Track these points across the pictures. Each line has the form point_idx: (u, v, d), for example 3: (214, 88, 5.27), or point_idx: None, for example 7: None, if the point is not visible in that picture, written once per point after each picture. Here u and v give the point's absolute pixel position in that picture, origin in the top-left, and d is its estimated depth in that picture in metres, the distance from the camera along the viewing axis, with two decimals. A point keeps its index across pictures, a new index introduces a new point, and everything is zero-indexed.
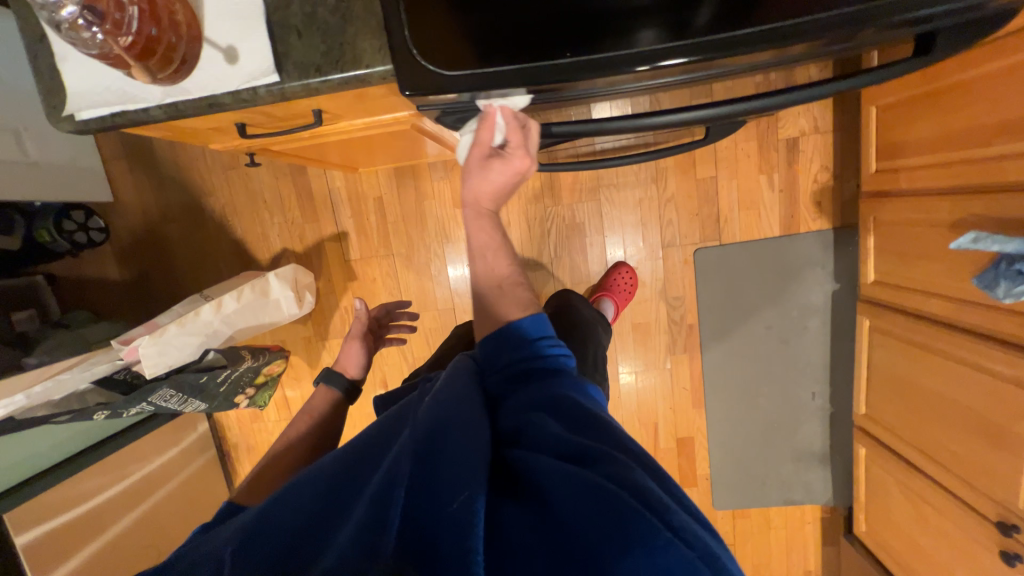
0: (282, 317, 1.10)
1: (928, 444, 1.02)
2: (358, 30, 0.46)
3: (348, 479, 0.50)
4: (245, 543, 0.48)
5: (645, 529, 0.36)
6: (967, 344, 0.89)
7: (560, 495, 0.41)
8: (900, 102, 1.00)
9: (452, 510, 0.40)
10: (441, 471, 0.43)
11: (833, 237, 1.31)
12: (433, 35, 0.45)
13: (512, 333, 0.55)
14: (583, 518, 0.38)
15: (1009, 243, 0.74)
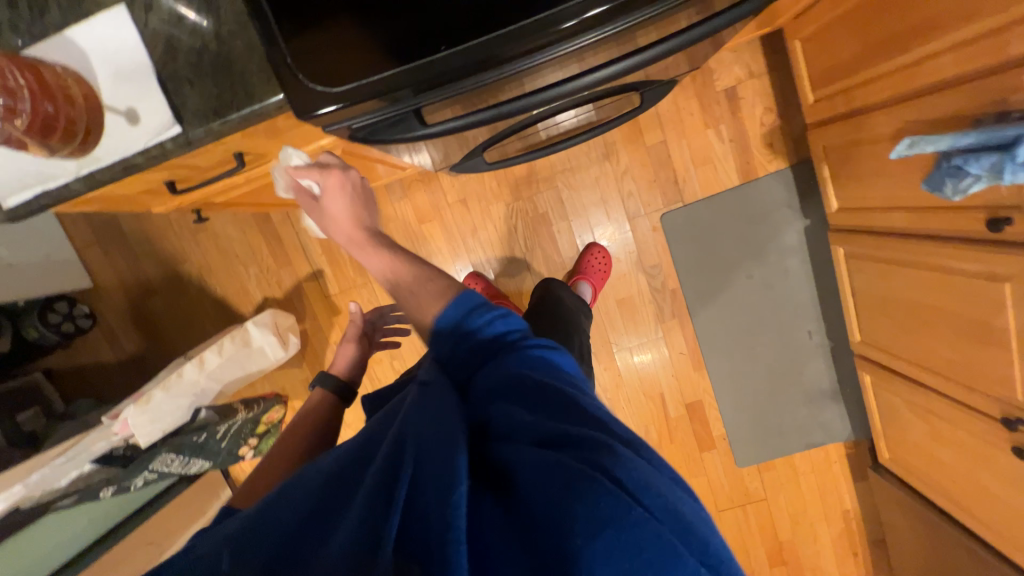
0: (268, 363, 1.12)
1: (924, 356, 1.01)
2: (247, 67, 0.48)
3: (317, 494, 0.47)
4: (223, 570, 0.45)
5: (622, 511, 0.34)
6: (933, 249, 0.89)
7: (534, 479, 0.38)
8: (819, 29, 1.01)
9: (420, 505, 0.38)
10: (417, 465, 0.40)
11: (793, 175, 1.32)
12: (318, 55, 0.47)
13: (439, 328, 0.53)
14: (553, 501, 0.36)
15: (941, 141, 0.73)
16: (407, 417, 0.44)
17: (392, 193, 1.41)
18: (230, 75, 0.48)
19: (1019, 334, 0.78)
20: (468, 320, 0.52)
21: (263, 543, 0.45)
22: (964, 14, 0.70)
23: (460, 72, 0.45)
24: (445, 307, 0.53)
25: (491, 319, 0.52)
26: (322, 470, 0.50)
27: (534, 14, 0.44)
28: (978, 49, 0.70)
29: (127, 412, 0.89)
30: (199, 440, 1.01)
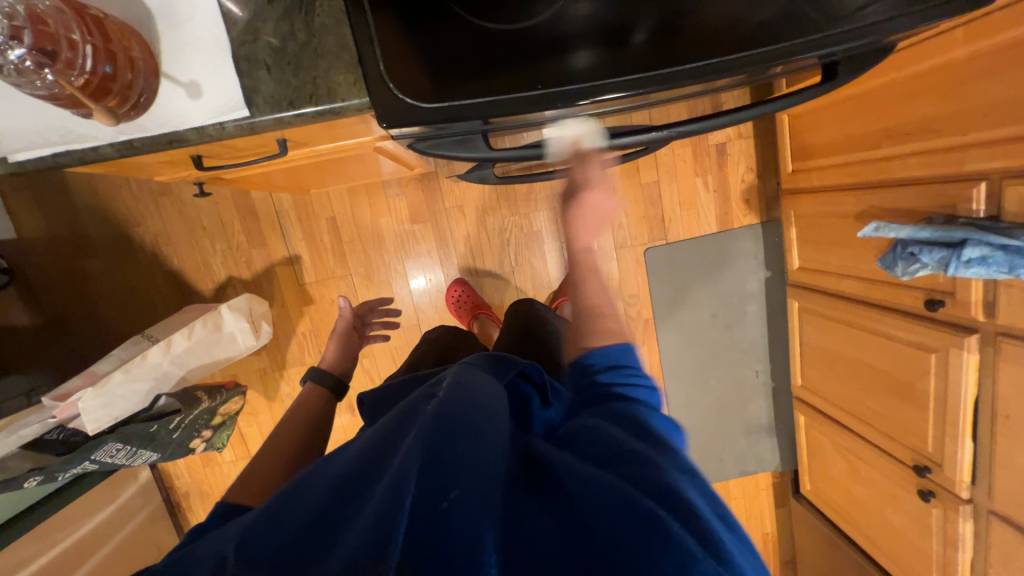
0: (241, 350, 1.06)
1: (855, 405, 1.17)
2: (328, 62, 0.46)
3: (355, 481, 0.49)
4: (252, 540, 0.44)
5: (684, 546, 0.38)
6: (877, 316, 1.04)
7: (595, 498, 0.43)
8: (807, 111, 1.15)
9: (441, 507, 0.41)
10: (469, 470, 0.44)
11: (762, 229, 1.47)
12: (408, 71, 0.47)
13: (592, 360, 0.63)
14: (604, 527, 0.41)
15: (902, 230, 0.86)
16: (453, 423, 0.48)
17: (388, 188, 1.37)
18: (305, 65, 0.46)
19: (935, 397, 0.93)
20: (619, 367, 0.62)
21: (287, 525, 0.45)
22: (931, 128, 0.84)
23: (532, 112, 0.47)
24: (613, 345, 0.64)
25: (630, 371, 0.61)
26: (347, 463, 0.52)
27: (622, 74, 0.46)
28: (938, 160, 0.84)
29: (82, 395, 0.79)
30: (152, 429, 0.92)
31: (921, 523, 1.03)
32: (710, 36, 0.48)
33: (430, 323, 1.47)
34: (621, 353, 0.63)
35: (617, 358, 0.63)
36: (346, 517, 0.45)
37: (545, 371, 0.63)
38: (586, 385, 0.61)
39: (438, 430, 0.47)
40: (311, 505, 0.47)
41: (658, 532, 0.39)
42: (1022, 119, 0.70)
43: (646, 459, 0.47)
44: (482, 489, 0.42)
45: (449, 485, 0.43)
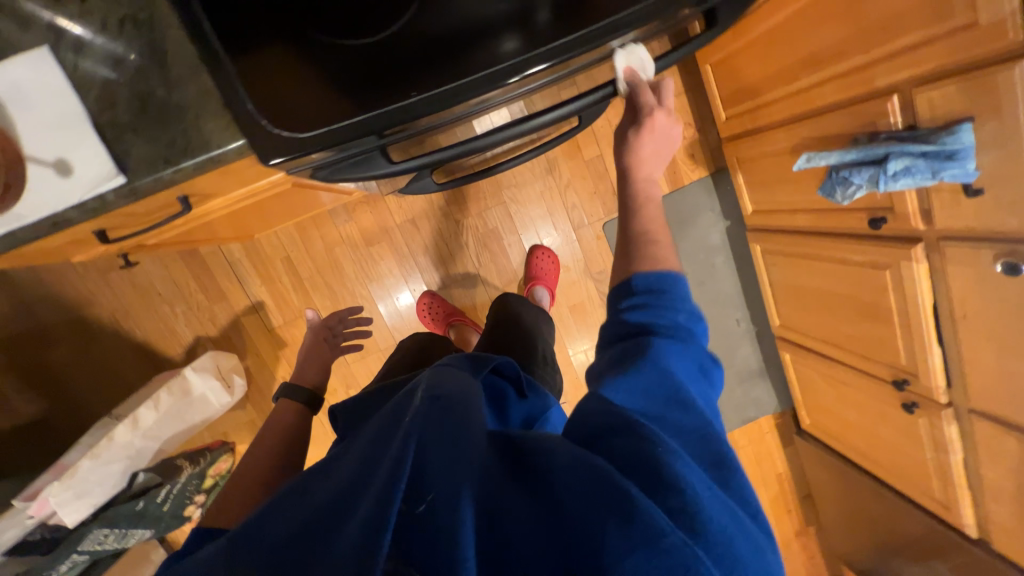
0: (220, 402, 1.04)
1: (830, 333, 1.18)
2: (197, 112, 0.45)
3: (348, 484, 0.48)
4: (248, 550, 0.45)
5: (653, 526, 0.37)
6: (830, 244, 1.05)
7: (568, 479, 0.41)
8: (726, 57, 1.15)
9: (439, 514, 0.41)
10: (460, 470, 0.43)
11: (713, 181, 1.47)
12: (289, 103, 0.46)
13: (638, 283, 0.54)
14: (581, 512, 0.39)
15: (831, 157, 0.86)
16: (443, 426, 0.47)
17: (335, 217, 1.36)
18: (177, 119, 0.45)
19: (898, 311, 0.94)
20: (660, 294, 0.54)
21: (280, 532, 0.46)
22: (837, 52, 0.85)
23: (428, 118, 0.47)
24: (653, 273, 0.55)
25: (663, 300, 0.53)
26: (333, 469, 0.51)
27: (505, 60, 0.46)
28: (850, 81, 0.84)
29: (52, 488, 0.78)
30: (139, 507, 0.91)
31: (912, 434, 1.05)
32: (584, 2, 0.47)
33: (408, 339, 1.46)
34: (663, 280, 0.55)
35: (659, 285, 0.54)
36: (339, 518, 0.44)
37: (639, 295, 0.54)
38: (648, 317, 0.53)
39: (431, 436, 0.47)
40: (301, 519, 0.46)
41: (630, 509, 0.38)
42: (915, 27, 0.70)
43: (635, 425, 0.44)
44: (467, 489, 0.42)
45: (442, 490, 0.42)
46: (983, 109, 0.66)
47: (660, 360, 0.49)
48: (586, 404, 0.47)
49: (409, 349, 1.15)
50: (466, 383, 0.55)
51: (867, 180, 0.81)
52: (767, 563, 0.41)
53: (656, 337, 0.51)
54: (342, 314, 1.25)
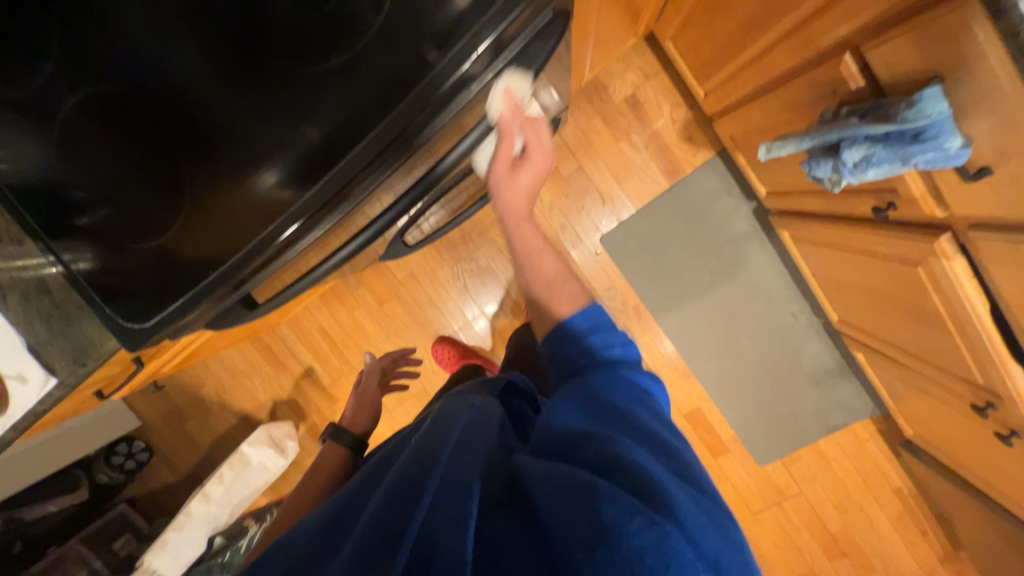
0: (352, 411, 0.94)
1: (890, 335, 0.92)
2: (83, 322, 0.60)
3: (348, 514, 0.50)
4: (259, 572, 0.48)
5: (617, 513, 0.34)
6: (849, 234, 0.81)
7: (545, 480, 0.39)
8: (680, 30, 0.96)
9: (438, 511, 0.40)
10: (445, 483, 0.42)
11: (722, 162, 1.25)
12: (192, 249, 0.54)
13: (572, 324, 0.55)
14: (558, 509, 0.36)
15: (788, 146, 0.67)
16: (436, 448, 0.48)
17: (349, 285, 1.51)
18: (156, 295, 0.55)
19: (950, 317, 0.69)
20: (596, 329, 0.54)
21: (286, 562, 0.48)
22: (771, 11, 0.66)
23: (353, 189, 0.49)
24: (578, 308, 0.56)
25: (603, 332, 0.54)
26: (330, 509, 0.52)
27: (370, 134, 0.47)
28: (795, 45, 0.65)
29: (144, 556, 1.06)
30: (224, 559, 1.11)
31: None
32: (402, 68, 0.47)
33: (433, 383, 1.55)
34: (587, 315, 0.55)
35: (587, 322, 0.54)
36: (339, 543, 0.46)
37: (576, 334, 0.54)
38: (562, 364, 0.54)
39: (430, 449, 0.49)
40: (302, 551, 0.48)
41: (604, 494, 0.35)
42: None
43: (599, 437, 0.42)
44: (456, 490, 0.41)
45: (436, 515, 0.40)
46: (950, 62, 0.45)
47: (601, 386, 0.48)
48: (545, 422, 0.47)
49: (458, 374, 1.06)
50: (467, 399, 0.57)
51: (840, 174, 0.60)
52: (734, 543, 0.37)
53: (590, 373, 0.51)
54: (392, 355, 1.13)
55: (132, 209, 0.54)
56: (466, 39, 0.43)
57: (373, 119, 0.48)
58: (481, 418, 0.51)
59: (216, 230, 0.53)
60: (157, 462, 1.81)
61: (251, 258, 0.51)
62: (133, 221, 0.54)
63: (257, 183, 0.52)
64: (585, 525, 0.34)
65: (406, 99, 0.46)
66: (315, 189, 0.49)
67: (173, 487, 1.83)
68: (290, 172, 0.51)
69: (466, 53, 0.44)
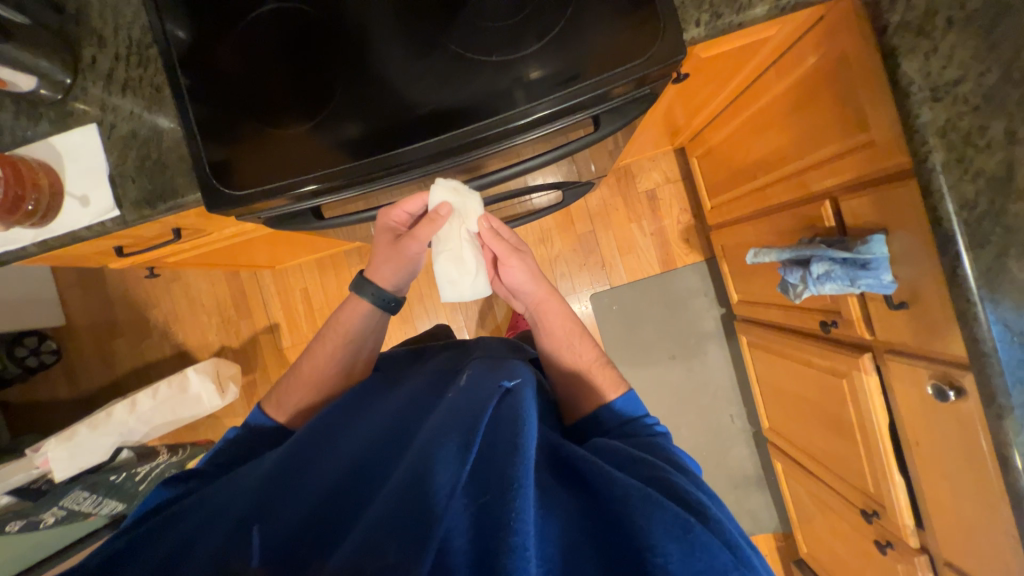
0: (381, 258, 0.81)
1: (807, 443, 1.07)
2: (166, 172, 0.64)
3: (369, 474, 0.56)
4: (275, 513, 0.53)
5: (687, 530, 0.44)
6: (797, 343, 0.99)
7: (620, 492, 0.48)
8: (708, 152, 1.21)
9: (491, 484, 0.45)
10: (495, 455, 0.48)
11: (708, 268, 1.46)
12: (267, 157, 0.62)
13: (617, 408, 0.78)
14: (634, 516, 0.46)
15: (773, 254, 0.86)
16: (464, 408, 0.56)
17: (349, 260, 1.56)
18: (221, 170, 0.62)
19: (858, 426, 0.85)
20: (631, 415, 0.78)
21: (304, 506, 0.54)
22: (778, 156, 0.88)
23: (428, 166, 0.62)
24: (617, 398, 0.80)
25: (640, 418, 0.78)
26: (352, 464, 0.59)
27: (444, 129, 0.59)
28: (792, 184, 0.86)
29: (44, 443, 1.03)
30: (115, 480, 1.07)
31: None
32: (482, 90, 0.59)
33: None
34: (627, 401, 0.80)
35: (630, 405, 0.80)
36: (367, 499, 0.52)
37: (616, 413, 0.78)
38: (595, 426, 0.79)
39: (459, 416, 0.54)
40: (321, 496, 0.54)
41: (643, 506, 0.46)
42: (831, 138, 0.73)
43: (660, 469, 0.55)
44: (500, 478, 0.45)
45: (487, 485, 0.46)
46: (892, 221, 0.65)
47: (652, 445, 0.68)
48: (614, 450, 0.61)
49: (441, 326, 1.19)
50: (501, 372, 0.65)
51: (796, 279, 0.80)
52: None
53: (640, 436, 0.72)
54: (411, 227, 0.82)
55: (239, 89, 0.62)
56: (537, 103, 0.58)
57: (447, 118, 0.59)
58: (511, 395, 0.57)
59: (308, 148, 0.62)
60: (60, 370, 1.64)
61: (315, 183, 0.61)
62: (248, 111, 0.62)
63: (335, 125, 0.61)
64: (660, 536, 0.44)
65: (477, 120, 0.59)
66: (384, 155, 0.60)
67: (62, 404, 1.64)
68: (357, 134, 0.61)
69: (529, 113, 0.58)
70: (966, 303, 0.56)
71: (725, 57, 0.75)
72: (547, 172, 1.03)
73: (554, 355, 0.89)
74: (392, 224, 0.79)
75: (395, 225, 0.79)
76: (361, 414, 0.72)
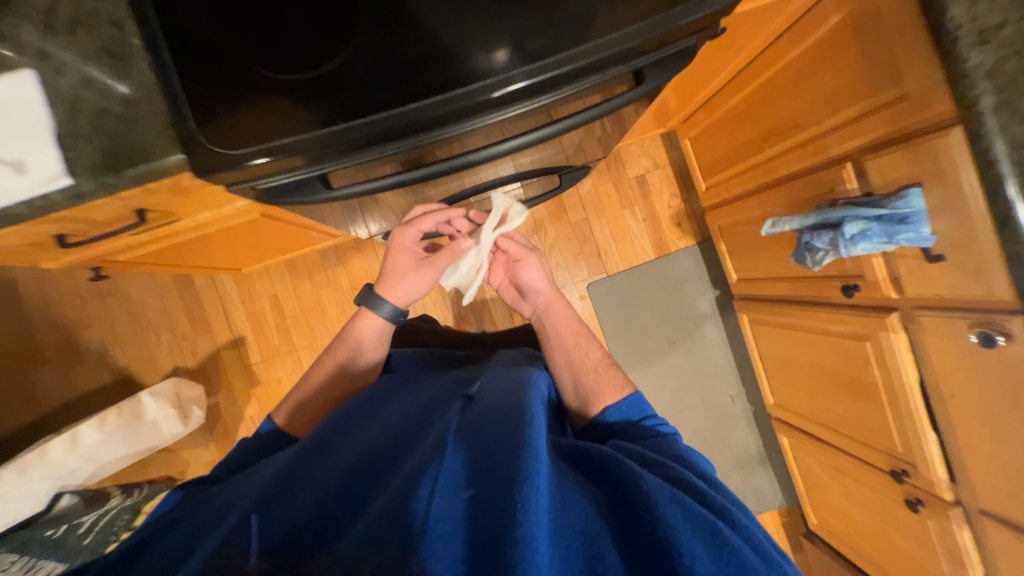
0: (398, 275, 0.89)
1: (821, 413, 1.08)
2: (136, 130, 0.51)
3: (369, 469, 0.55)
4: (271, 508, 0.51)
5: (720, 535, 0.42)
6: (810, 313, 1.00)
7: (650, 487, 0.46)
8: (702, 131, 1.22)
9: (495, 475, 0.45)
10: (502, 448, 0.47)
11: (699, 251, 1.46)
12: (237, 117, 0.52)
13: (621, 408, 0.73)
14: (668, 515, 0.42)
15: (794, 221, 0.86)
16: (476, 411, 0.56)
17: (325, 260, 1.41)
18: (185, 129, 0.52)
19: (885, 389, 0.85)
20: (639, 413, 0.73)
21: (298, 503, 0.52)
22: (789, 126, 0.89)
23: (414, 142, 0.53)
24: (621, 400, 0.75)
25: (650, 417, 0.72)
26: (347, 463, 0.57)
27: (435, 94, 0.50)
28: (806, 151, 0.87)
29: None
30: (52, 536, 0.93)
31: (922, 540, 0.90)
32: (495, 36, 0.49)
33: None
34: (632, 404, 0.74)
35: (631, 411, 0.73)
36: (364, 496, 0.51)
37: (622, 417, 0.72)
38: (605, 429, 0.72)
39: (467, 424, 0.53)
40: (314, 493, 0.53)
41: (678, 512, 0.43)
42: (854, 100, 0.74)
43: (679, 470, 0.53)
44: (504, 468, 0.45)
45: (489, 476, 0.45)
46: (927, 174, 0.66)
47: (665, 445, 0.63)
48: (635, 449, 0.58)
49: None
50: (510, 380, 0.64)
51: (824, 240, 0.79)
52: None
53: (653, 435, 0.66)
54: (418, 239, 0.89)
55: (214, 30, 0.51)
56: (546, 60, 0.50)
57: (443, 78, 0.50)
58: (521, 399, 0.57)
59: (277, 111, 0.51)
60: None
61: (286, 153, 0.51)
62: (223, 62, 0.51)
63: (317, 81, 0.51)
64: (694, 539, 0.41)
65: (473, 82, 0.50)
66: (367, 122, 0.50)
67: None
68: (339, 97, 0.51)
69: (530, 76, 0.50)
70: (1020, 244, 0.57)
71: (747, 20, 0.73)
72: (551, 150, 0.98)
73: (561, 358, 0.87)
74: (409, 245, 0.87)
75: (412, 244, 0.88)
76: (356, 421, 0.68)
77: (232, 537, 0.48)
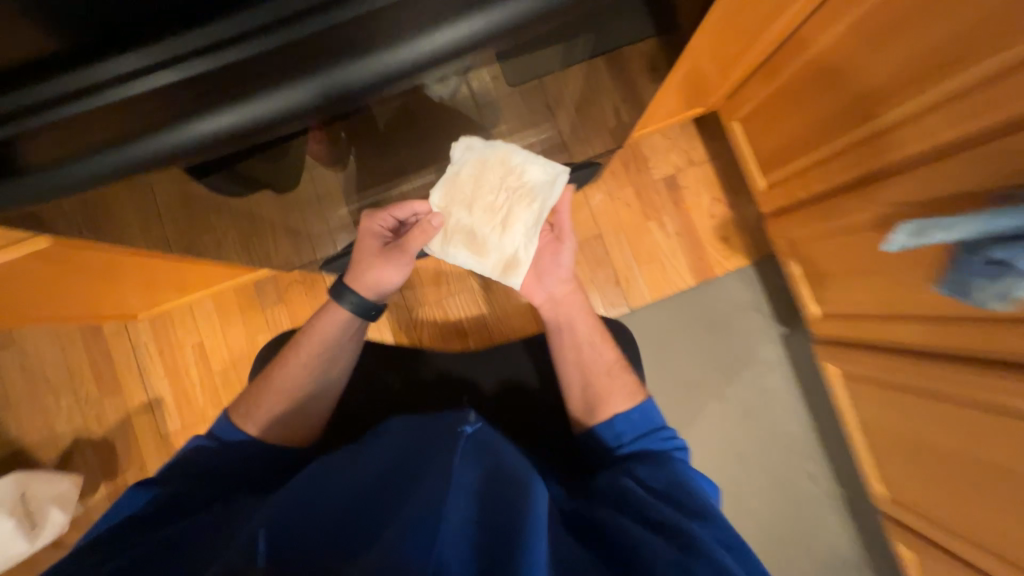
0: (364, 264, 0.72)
1: (989, 535, 0.67)
2: None
3: (373, 500, 0.46)
4: (279, 533, 0.41)
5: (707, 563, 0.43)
6: (971, 377, 0.61)
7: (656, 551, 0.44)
8: (756, 109, 0.86)
9: (505, 516, 0.41)
10: (503, 491, 0.44)
11: (756, 273, 1.08)
12: None
13: (624, 420, 0.64)
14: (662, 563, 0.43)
15: (957, 228, 0.50)
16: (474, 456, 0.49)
17: (264, 297, 1.11)
18: None
19: None
20: (645, 434, 0.63)
21: (292, 515, 0.44)
22: (936, 63, 0.53)
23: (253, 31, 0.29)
24: (632, 409, 0.65)
25: (654, 436, 0.63)
26: (341, 485, 0.49)
27: None
28: (978, 101, 0.50)
29: None
30: None
31: None
32: None
33: None
34: (642, 416, 0.64)
35: (641, 424, 0.64)
36: (365, 532, 0.42)
37: (629, 433, 0.63)
38: (602, 457, 0.64)
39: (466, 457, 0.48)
40: (300, 509, 0.45)
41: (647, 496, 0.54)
42: None
43: (678, 524, 0.48)
44: (519, 496, 0.43)
45: (498, 521, 0.41)
46: None
47: (676, 477, 0.56)
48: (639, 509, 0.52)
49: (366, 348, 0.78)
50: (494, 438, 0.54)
51: (990, 245, 0.49)
52: None
53: (668, 461, 0.59)
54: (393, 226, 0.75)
55: None
56: None
57: None
58: (510, 452, 0.52)
59: None
60: None
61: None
62: None
63: None
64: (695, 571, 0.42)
65: None
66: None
67: None
68: None
69: None
70: None
71: None
72: (531, 128, 0.71)
73: (571, 352, 0.69)
74: (380, 231, 0.74)
75: (383, 233, 0.74)
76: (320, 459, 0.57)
77: (231, 550, 0.40)
